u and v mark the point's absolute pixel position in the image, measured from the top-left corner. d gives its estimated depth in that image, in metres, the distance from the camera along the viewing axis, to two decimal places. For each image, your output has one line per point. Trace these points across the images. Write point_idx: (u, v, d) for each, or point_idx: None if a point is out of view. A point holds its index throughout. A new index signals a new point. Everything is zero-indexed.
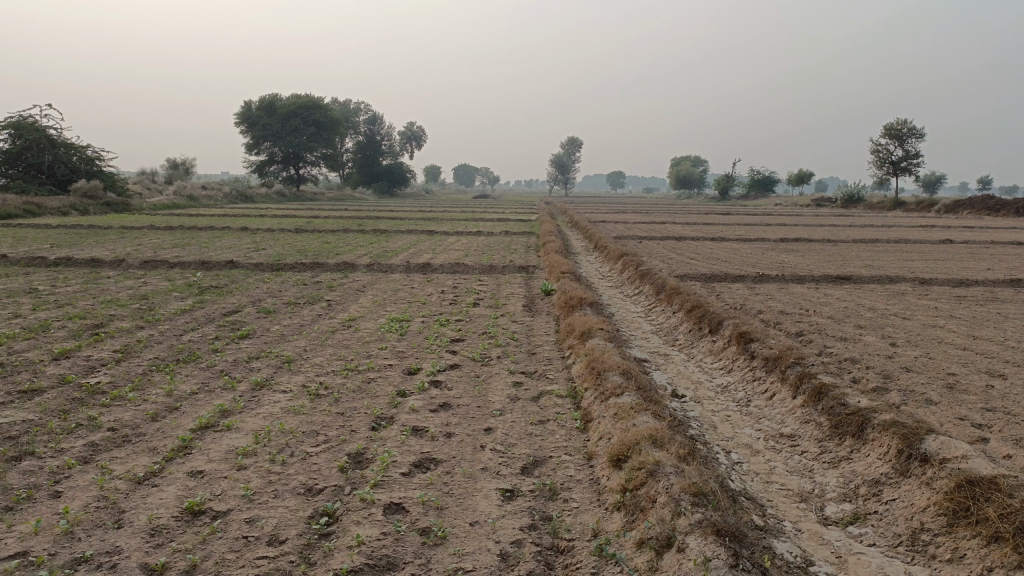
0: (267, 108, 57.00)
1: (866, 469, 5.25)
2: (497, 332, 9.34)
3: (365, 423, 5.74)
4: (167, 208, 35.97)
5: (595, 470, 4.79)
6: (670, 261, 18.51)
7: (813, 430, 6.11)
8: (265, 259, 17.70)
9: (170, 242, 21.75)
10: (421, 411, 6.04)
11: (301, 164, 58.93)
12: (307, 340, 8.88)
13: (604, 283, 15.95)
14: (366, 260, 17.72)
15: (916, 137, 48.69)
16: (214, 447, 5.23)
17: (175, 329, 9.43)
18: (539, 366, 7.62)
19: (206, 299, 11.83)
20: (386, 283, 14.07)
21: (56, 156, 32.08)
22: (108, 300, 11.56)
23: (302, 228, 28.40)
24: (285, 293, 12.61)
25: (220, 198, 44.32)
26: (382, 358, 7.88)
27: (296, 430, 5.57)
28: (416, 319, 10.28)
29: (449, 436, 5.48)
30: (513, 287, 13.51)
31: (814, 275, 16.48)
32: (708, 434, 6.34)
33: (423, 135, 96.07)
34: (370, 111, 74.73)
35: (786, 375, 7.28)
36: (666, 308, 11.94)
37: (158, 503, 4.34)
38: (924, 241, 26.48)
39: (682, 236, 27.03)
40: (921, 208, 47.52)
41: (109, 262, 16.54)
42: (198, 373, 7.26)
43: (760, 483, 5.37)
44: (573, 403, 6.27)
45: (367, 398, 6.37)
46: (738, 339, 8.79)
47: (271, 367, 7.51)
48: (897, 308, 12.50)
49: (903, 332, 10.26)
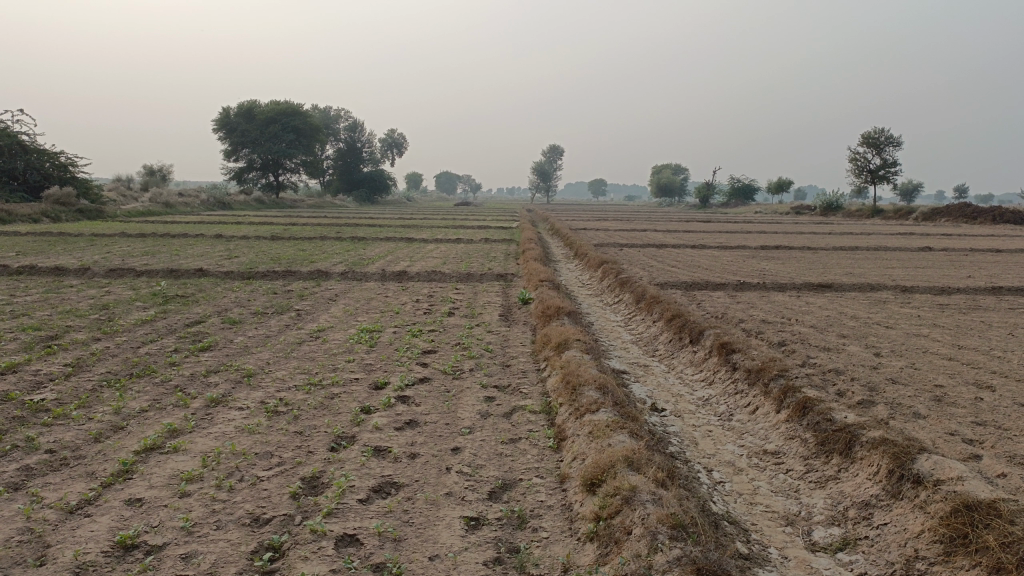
0: (245, 115, 56.35)
1: (855, 490, 4.95)
2: (471, 343, 9.00)
3: (324, 443, 5.37)
4: (141, 215, 35.27)
5: (567, 494, 4.45)
6: (650, 269, 18.27)
7: (798, 447, 5.82)
8: (237, 267, 17.25)
9: (140, 250, 21.20)
10: (384, 430, 5.68)
11: (281, 171, 58.29)
12: (271, 352, 8.49)
13: (583, 291, 15.66)
14: (341, 268, 17.32)
15: (894, 146, 49.05)
16: (156, 472, 4.83)
17: (132, 341, 8.99)
18: (513, 380, 7.29)
19: (170, 309, 11.39)
20: (360, 292, 13.69)
21: (27, 162, 31.36)
22: (67, 310, 11.09)
23: (278, 235, 27.93)
24: (254, 303, 12.18)
25: (197, 205, 43.66)
26: (348, 372, 7.51)
27: (249, 451, 5.20)
28: (388, 330, 9.91)
29: (413, 457, 5.12)
30: (490, 296, 13.18)
31: (795, 283, 16.31)
32: (688, 451, 6.04)
33: (405, 143, 95.60)
34: (350, 117, 74.12)
35: (769, 388, 6.99)
36: (646, 317, 11.67)
37: (87, 536, 3.95)
38: (903, 249, 26.47)
39: (663, 243, 26.83)
40: (900, 216, 47.75)
41: (74, 271, 16.02)
42: (151, 389, 6.85)
43: (743, 505, 5.07)
44: (546, 420, 5.94)
45: (328, 416, 6.00)
46: (719, 350, 8.51)
47: (230, 381, 7.12)
48: (880, 316, 12.30)
49: (888, 342, 10.04)
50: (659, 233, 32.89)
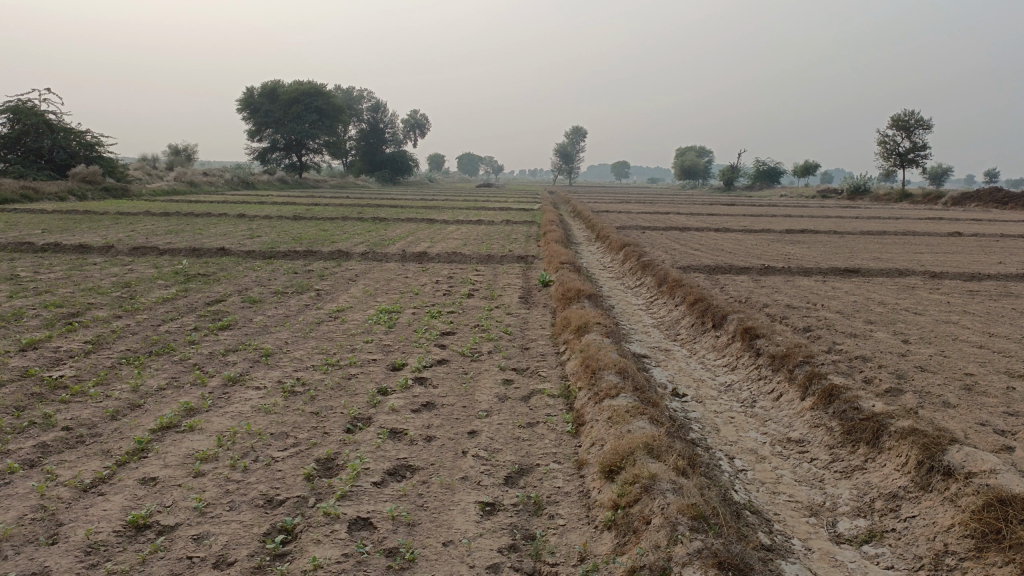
0: (269, 94, 56.44)
1: (882, 481, 4.81)
2: (490, 325, 8.90)
3: (339, 424, 5.31)
4: (166, 194, 35.49)
5: (585, 481, 4.36)
6: (673, 252, 18.05)
7: (824, 435, 5.67)
8: (259, 246, 17.28)
9: (163, 228, 21.32)
10: (401, 412, 5.61)
11: (304, 151, 58.40)
12: (290, 332, 8.46)
13: (604, 274, 15.50)
14: (362, 248, 17.28)
15: (924, 128, 48.04)
16: (172, 451, 4.81)
17: (152, 319, 9.00)
18: (532, 363, 7.19)
19: (191, 288, 11.41)
20: (380, 272, 13.64)
21: (55, 140, 31.64)
22: (89, 288, 11.14)
23: (300, 215, 27.97)
24: (274, 282, 12.17)
25: (221, 184, 43.88)
26: (366, 353, 7.45)
27: (266, 431, 5.15)
28: (407, 311, 9.84)
29: (429, 440, 5.05)
30: (510, 278, 13.07)
31: (821, 267, 16.03)
32: (710, 438, 5.92)
33: (428, 124, 95.39)
34: (373, 98, 74.01)
35: (793, 375, 6.83)
36: (668, 301, 11.50)
37: (100, 515, 3.92)
38: (932, 234, 25.97)
39: (686, 226, 26.57)
40: (929, 200, 46.92)
41: (98, 248, 16.11)
42: (169, 367, 6.84)
43: (766, 494, 4.95)
44: (565, 404, 5.84)
45: (345, 397, 5.94)
46: (742, 335, 8.35)
47: (248, 361, 7.09)
48: (909, 303, 12.03)
49: (916, 329, 9.81)
50: (682, 216, 32.56)
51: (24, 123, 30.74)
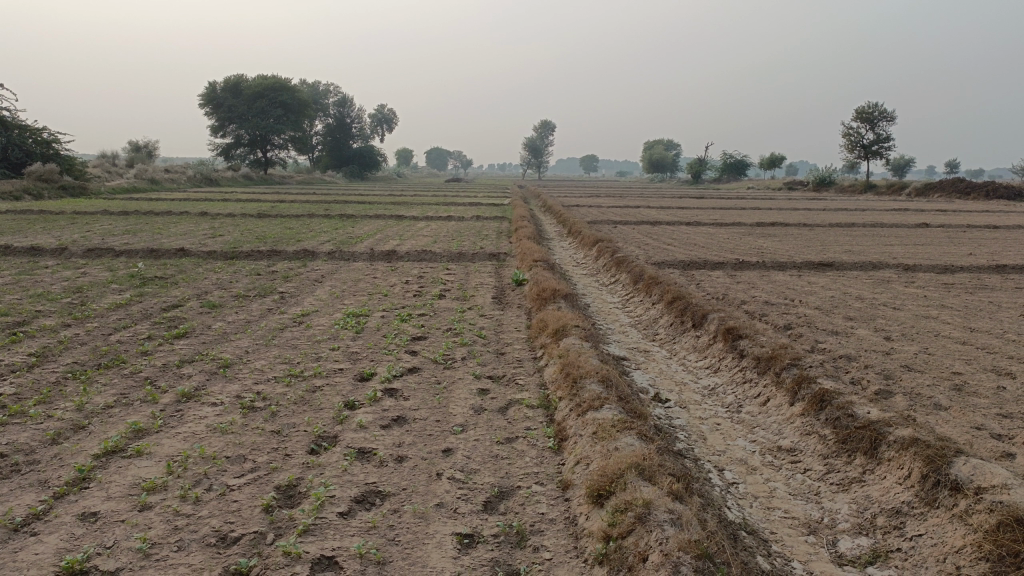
0: (232, 89, 55.23)
1: (884, 496, 4.54)
2: (463, 328, 8.52)
3: (303, 444, 4.91)
4: (126, 192, 34.48)
5: (571, 505, 4.02)
6: (647, 247, 17.78)
7: (817, 444, 5.40)
8: (221, 246, 16.69)
9: (121, 228, 20.57)
10: (369, 429, 5.21)
11: (269, 147, 57.31)
12: (251, 339, 8.01)
13: (578, 272, 15.18)
14: (328, 247, 16.76)
15: (888, 120, 48.51)
16: (116, 481, 4.37)
17: (104, 328, 8.47)
18: (508, 370, 6.82)
19: (148, 292, 10.86)
20: (347, 273, 13.16)
21: (9, 137, 30.51)
22: (37, 294, 10.53)
23: (265, 213, 27.24)
24: (235, 285, 11.65)
25: (184, 181, 42.83)
26: (332, 362, 7.02)
27: (221, 454, 4.73)
28: (375, 314, 9.41)
29: (401, 461, 4.67)
30: (482, 277, 12.69)
31: (795, 261, 15.86)
32: (697, 448, 5.62)
33: (395, 119, 94.45)
34: (339, 92, 72.91)
35: (781, 378, 6.55)
36: (645, 299, 11.20)
37: (29, 561, 3.48)
38: (901, 225, 26.06)
39: (657, 220, 26.46)
40: (893, 191, 47.40)
41: (50, 251, 15.41)
42: (119, 382, 6.35)
43: (760, 509, 4.66)
44: (545, 416, 5.50)
45: (308, 413, 5.52)
46: (725, 335, 8.07)
47: (205, 373, 6.63)
48: (886, 297, 11.87)
49: (897, 324, 9.60)
50: (653, 209, 32.37)
51: None
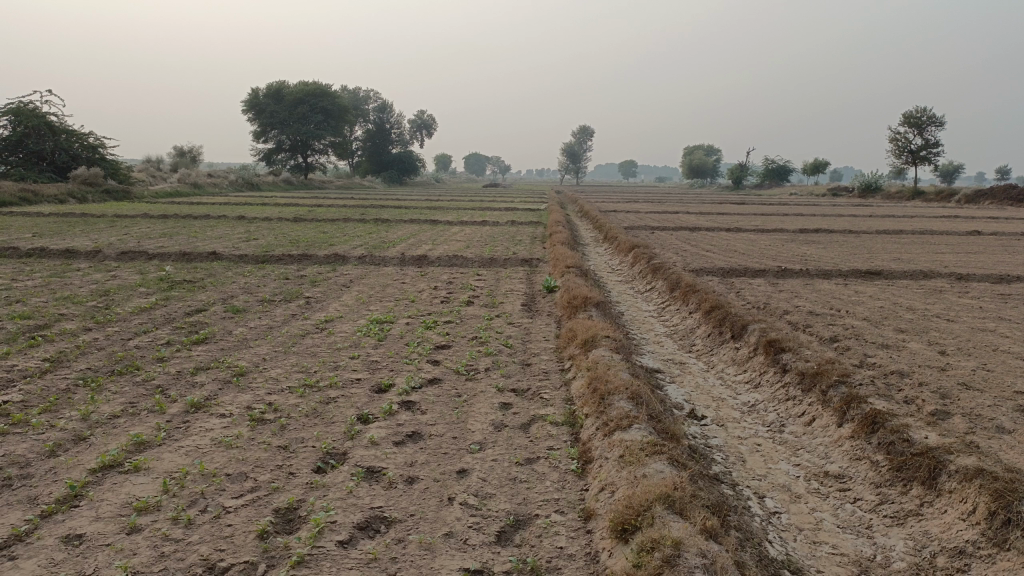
0: (274, 95, 55.75)
1: (944, 533, 4.06)
2: (489, 337, 8.16)
3: (308, 462, 4.60)
4: (169, 196, 34.88)
5: (593, 540, 3.63)
6: (685, 253, 17.29)
7: (869, 471, 4.94)
8: (253, 250, 16.61)
9: (158, 232, 20.67)
10: (381, 446, 4.88)
11: (309, 152, 57.76)
12: (270, 346, 7.77)
13: (613, 278, 14.76)
14: (360, 252, 16.57)
15: (937, 125, 47.09)
16: (108, 500, 4.10)
17: (124, 333, 8.29)
18: (533, 383, 6.44)
19: (173, 296, 10.72)
20: (376, 278, 12.92)
21: (56, 142, 31.04)
22: (64, 297, 10.44)
23: (301, 217, 27.28)
24: (262, 290, 11.46)
25: (226, 185, 43.32)
26: (349, 371, 6.72)
27: (221, 472, 4.44)
28: (400, 321, 9.11)
29: (411, 482, 4.33)
30: (513, 283, 12.35)
31: (840, 269, 15.24)
32: (736, 471, 5.19)
33: (434, 124, 94.80)
34: (379, 98, 73.28)
35: (827, 396, 6.07)
36: (682, 307, 10.73)
37: None
38: (952, 232, 25.10)
39: (696, 226, 25.80)
40: (942, 198, 45.96)
41: (85, 254, 15.45)
42: (128, 390, 6.13)
43: (805, 544, 4.22)
44: (570, 434, 5.12)
45: (318, 427, 5.22)
46: (766, 348, 7.59)
47: (218, 381, 6.37)
48: (940, 308, 11.22)
49: (951, 338, 9.01)
50: (692, 215, 31.73)
51: (24, 125, 30.11)
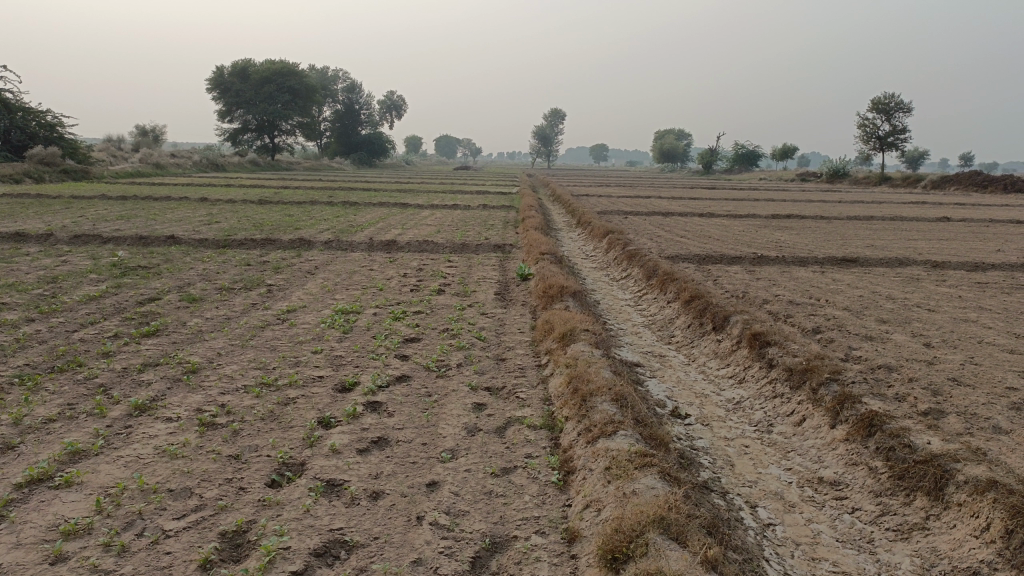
0: (240, 74, 54.36)
1: (955, 551, 3.76)
2: (460, 330, 7.74)
3: (261, 474, 4.16)
4: (130, 176, 33.80)
5: (578, 568, 3.26)
6: (659, 239, 16.99)
7: (867, 478, 4.64)
8: (215, 234, 15.95)
9: (116, 214, 19.85)
10: (343, 454, 4.46)
11: (277, 132, 56.53)
12: (227, 339, 7.28)
13: (588, 265, 14.38)
14: (327, 236, 15.99)
15: (904, 112, 47.35)
16: (32, 522, 3.62)
17: (69, 324, 7.74)
18: (508, 381, 6.04)
19: (126, 284, 10.13)
20: (342, 264, 12.41)
21: (11, 120, 29.79)
22: (8, 283, 9.80)
23: (266, 199, 26.48)
24: (222, 277, 10.90)
25: (190, 165, 42.18)
26: (311, 368, 6.27)
27: (164, 487, 3.99)
28: (367, 311, 8.65)
29: (375, 498, 3.91)
30: (485, 270, 11.92)
31: (816, 256, 15.04)
32: (725, 477, 4.86)
33: (403, 105, 93.37)
34: (348, 78, 71.98)
35: (818, 395, 5.77)
36: (659, 296, 10.40)
37: None
38: (921, 218, 25.11)
39: (669, 211, 25.52)
40: (909, 183, 46.26)
41: (36, 237, 14.70)
42: (68, 390, 5.62)
43: (804, 562, 3.89)
44: (549, 440, 4.74)
45: (275, 433, 4.77)
46: (750, 341, 7.28)
47: (166, 380, 5.88)
48: (918, 297, 11.02)
49: (935, 329, 8.77)
50: (665, 199, 31.49)
51: None
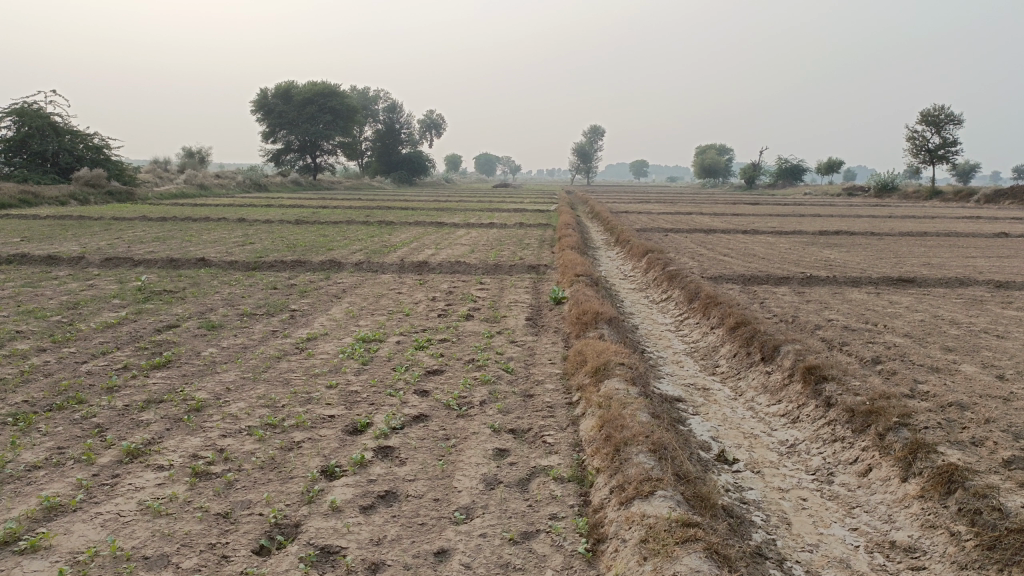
0: (283, 95, 54.96)
1: None
2: (487, 360, 7.22)
3: (249, 539, 3.68)
4: (174, 197, 34.06)
5: None
6: (702, 258, 16.31)
7: (948, 545, 3.98)
8: (246, 256, 15.72)
9: (153, 235, 19.82)
10: (344, 513, 3.95)
11: (318, 152, 56.98)
12: (240, 371, 6.86)
13: (626, 286, 13.80)
14: (358, 257, 15.63)
15: (955, 123, 45.78)
16: None
17: (79, 355, 7.40)
18: (535, 421, 5.49)
19: (148, 309, 9.83)
20: (371, 287, 12.01)
21: (60, 143, 30.25)
22: (28, 310, 9.55)
23: (302, 219, 26.32)
24: (246, 301, 10.57)
25: (233, 186, 42.54)
26: (322, 406, 5.78)
27: (138, 555, 3.52)
28: (389, 340, 8.18)
29: (374, 572, 3.40)
30: (518, 293, 11.40)
31: (868, 275, 14.23)
32: (782, 540, 4.24)
33: (444, 123, 93.54)
34: (389, 98, 72.50)
35: (885, 441, 5.11)
36: (702, 321, 9.76)
37: None
38: (978, 234, 23.96)
39: (712, 228, 24.69)
40: (961, 198, 44.64)
41: (69, 260, 14.58)
42: (61, 431, 5.22)
43: None
44: (579, 497, 4.18)
45: (272, 486, 4.29)
46: (804, 375, 6.62)
47: (167, 420, 5.46)
48: (985, 322, 10.18)
49: (1008, 359, 7.98)
50: (706, 216, 30.65)
51: (28, 126, 29.32)
